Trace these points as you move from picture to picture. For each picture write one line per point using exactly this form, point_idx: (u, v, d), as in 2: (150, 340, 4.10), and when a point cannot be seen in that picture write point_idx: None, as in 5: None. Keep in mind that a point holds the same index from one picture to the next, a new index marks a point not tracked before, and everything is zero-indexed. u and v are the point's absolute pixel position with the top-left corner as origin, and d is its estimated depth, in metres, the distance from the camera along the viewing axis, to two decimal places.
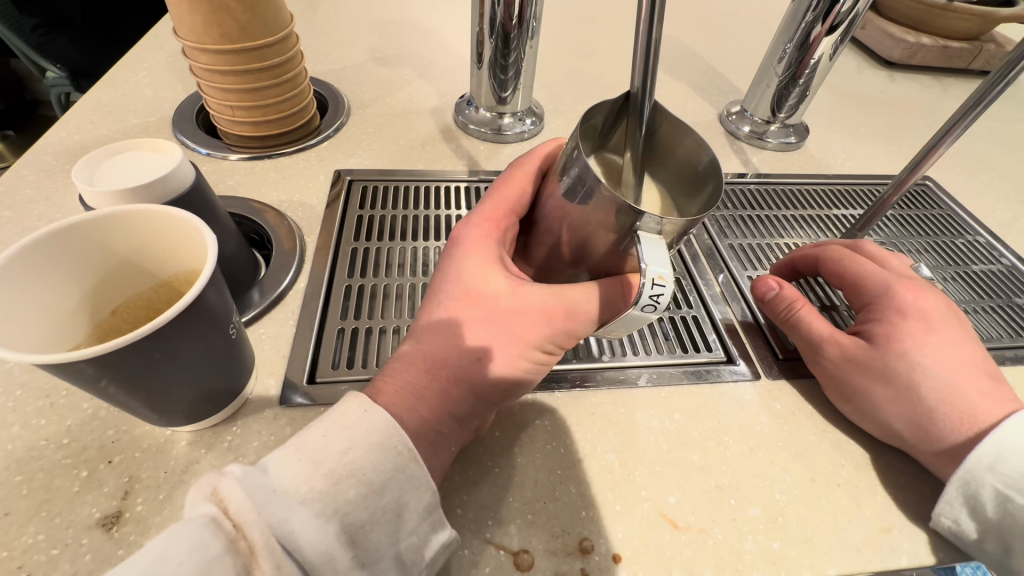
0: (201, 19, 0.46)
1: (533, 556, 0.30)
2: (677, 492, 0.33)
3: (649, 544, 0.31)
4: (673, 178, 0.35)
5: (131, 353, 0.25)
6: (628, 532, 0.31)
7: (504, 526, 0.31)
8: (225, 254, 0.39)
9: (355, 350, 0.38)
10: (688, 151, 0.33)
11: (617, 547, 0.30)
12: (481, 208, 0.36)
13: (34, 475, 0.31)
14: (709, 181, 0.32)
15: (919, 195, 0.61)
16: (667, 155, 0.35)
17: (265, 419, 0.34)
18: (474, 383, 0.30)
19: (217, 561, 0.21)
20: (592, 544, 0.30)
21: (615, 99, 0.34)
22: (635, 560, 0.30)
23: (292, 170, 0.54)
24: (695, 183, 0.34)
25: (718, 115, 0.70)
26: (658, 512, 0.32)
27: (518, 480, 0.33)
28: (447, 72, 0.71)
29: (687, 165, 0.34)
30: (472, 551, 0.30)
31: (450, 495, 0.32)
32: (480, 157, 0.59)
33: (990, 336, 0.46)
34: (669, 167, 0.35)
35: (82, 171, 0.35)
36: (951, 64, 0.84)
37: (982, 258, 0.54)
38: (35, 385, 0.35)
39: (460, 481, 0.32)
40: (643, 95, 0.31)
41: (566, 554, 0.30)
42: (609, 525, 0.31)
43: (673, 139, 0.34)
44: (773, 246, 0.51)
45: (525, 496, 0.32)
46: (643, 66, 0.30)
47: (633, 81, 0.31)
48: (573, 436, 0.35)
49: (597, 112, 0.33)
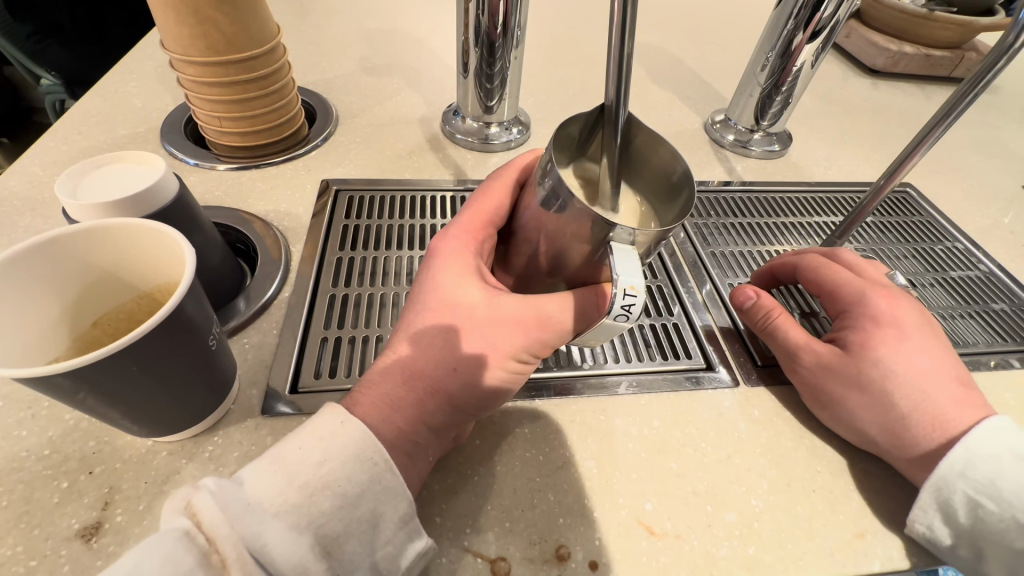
0: (187, 32, 0.46)
1: (510, 564, 0.30)
2: (654, 499, 0.34)
3: (625, 551, 0.31)
4: (650, 187, 0.36)
5: (107, 366, 0.25)
6: (605, 539, 0.31)
7: (482, 534, 0.31)
8: (210, 264, 0.39)
9: (338, 359, 0.39)
10: (662, 162, 0.34)
11: (594, 554, 0.31)
12: (459, 219, 0.36)
13: (13, 487, 0.31)
14: (682, 191, 0.33)
15: (900, 202, 0.62)
16: (643, 165, 0.36)
17: (246, 429, 0.35)
18: (451, 393, 0.30)
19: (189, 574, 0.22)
20: (569, 551, 0.31)
21: (590, 112, 0.34)
22: (611, 566, 0.30)
23: (279, 179, 0.55)
24: (670, 193, 0.34)
25: (703, 123, 0.71)
26: (635, 519, 0.33)
27: (497, 488, 0.33)
28: (435, 81, 0.72)
29: (662, 176, 0.35)
30: (450, 559, 0.30)
31: (429, 503, 0.32)
32: (467, 166, 0.59)
33: (968, 341, 0.46)
34: (645, 177, 0.36)
35: (65, 184, 0.35)
36: (933, 72, 0.86)
37: (961, 264, 0.55)
38: (17, 397, 0.35)
39: (439, 489, 0.33)
40: (617, 107, 0.32)
41: (542, 561, 0.30)
42: (586, 531, 0.32)
43: (648, 150, 0.35)
44: (756, 254, 0.52)
45: (503, 504, 0.33)
46: (617, 79, 0.31)
47: (607, 94, 0.32)
48: (552, 444, 0.36)
49: (572, 124, 0.34)
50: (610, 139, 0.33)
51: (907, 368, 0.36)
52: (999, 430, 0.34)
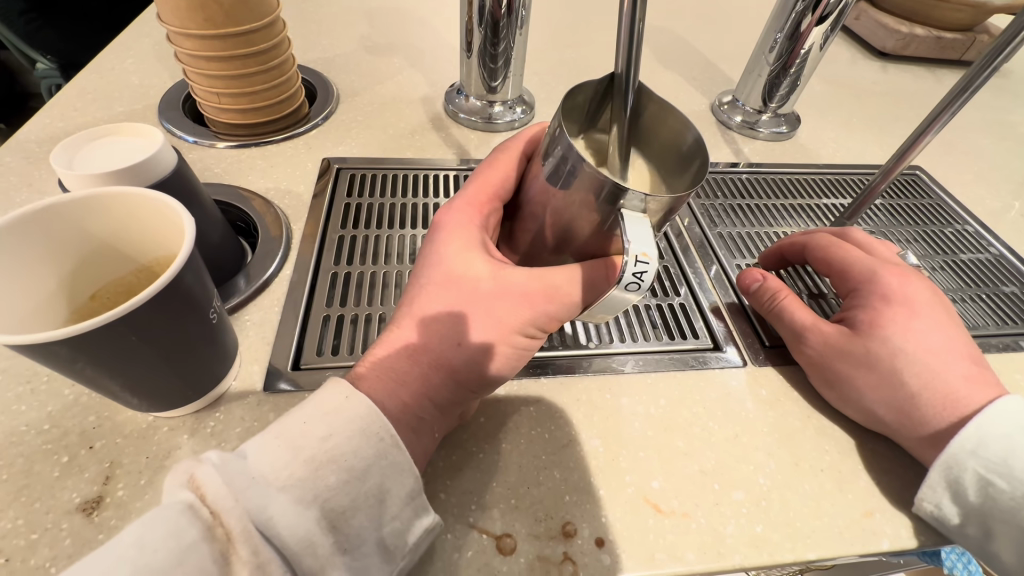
0: (184, 4, 0.45)
1: (516, 540, 0.30)
2: (661, 477, 0.33)
3: (632, 528, 0.31)
4: (659, 159, 0.35)
5: (104, 335, 0.24)
6: (611, 516, 0.31)
7: (488, 511, 0.31)
8: (210, 241, 0.38)
9: (341, 337, 0.38)
10: (673, 131, 0.33)
11: (600, 531, 0.30)
12: (463, 193, 0.36)
13: (12, 461, 0.30)
14: (694, 160, 0.32)
15: (909, 185, 0.61)
16: (652, 137, 0.35)
17: (248, 405, 0.34)
18: (456, 368, 0.30)
19: (193, 547, 0.21)
20: (575, 528, 0.30)
21: (600, 81, 0.33)
22: (617, 543, 0.30)
23: (280, 158, 0.54)
24: (681, 162, 0.34)
25: (710, 105, 0.70)
26: (641, 497, 0.32)
27: (503, 466, 0.33)
28: (438, 61, 0.70)
29: (673, 145, 0.34)
30: (455, 535, 0.30)
31: (433, 480, 0.32)
32: (470, 146, 0.58)
33: (977, 324, 0.46)
34: (654, 149, 0.35)
35: (61, 155, 0.34)
36: (944, 55, 0.84)
37: (970, 247, 0.54)
38: (15, 371, 0.34)
39: (444, 466, 0.32)
40: (627, 76, 0.31)
41: (548, 538, 0.30)
42: (592, 507, 0.31)
43: (657, 121, 0.34)
44: (763, 235, 0.51)
45: (509, 481, 0.32)
46: (627, 48, 0.30)
47: (617, 62, 0.31)
48: (558, 423, 0.35)
49: (581, 93, 0.33)
50: (620, 108, 0.32)
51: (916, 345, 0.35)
52: (1010, 408, 0.34)
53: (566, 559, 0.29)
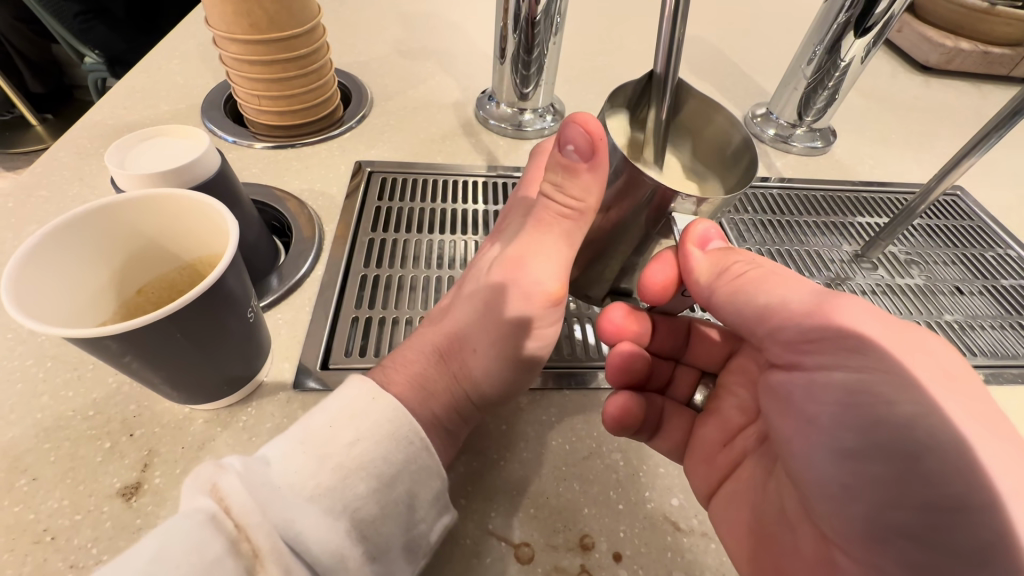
0: (230, 10, 0.47)
1: (534, 550, 0.30)
2: (681, 494, 0.33)
3: (651, 545, 0.31)
4: (703, 151, 0.37)
5: (152, 331, 0.26)
6: (630, 532, 0.31)
7: (507, 520, 0.31)
8: (247, 240, 0.40)
9: (368, 339, 0.39)
10: (718, 128, 0.36)
11: (618, 546, 0.30)
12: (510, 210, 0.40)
13: (60, 444, 0.32)
14: (740, 157, 0.34)
15: (949, 205, 0.59)
16: (695, 131, 0.37)
17: (278, 401, 0.35)
18: (503, 355, 0.33)
19: (219, 561, 0.22)
20: (593, 541, 0.31)
21: (639, 79, 0.35)
22: (635, 559, 0.30)
23: (315, 159, 0.55)
24: (726, 158, 0.36)
25: (743, 117, 0.69)
26: (660, 514, 0.32)
27: (522, 475, 0.33)
28: (470, 67, 0.71)
29: (717, 141, 0.36)
30: (474, 541, 0.30)
31: (455, 486, 0.32)
32: (500, 152, 0.59)
33: (1017, 353, 0.45)
34: (697, 143, 0.38)
35: (115, 154, 0.36)
36: (991, 70, 0.81)
37: (1012, 272, 0.52)
38: (64, 358, 0.36)
39: (465, 472, 0.33)
40: (666, 76, 0.33)
41: (567, 550, 0.30)
42: (606, 521, 0.31)
43: (705, 116, 0.36)
44: (794, 254, 0.51)
45: (527, 491, 0.32)
46: (667, 50, 0.32)
47: (655, 63, 0.33)
48: (579, 434, 0.35)
49: (620, 93, 0.35)
50: (659, 106, 0.34)
51: (856, 401, 0.28)
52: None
53: (583, 572, 0.29)
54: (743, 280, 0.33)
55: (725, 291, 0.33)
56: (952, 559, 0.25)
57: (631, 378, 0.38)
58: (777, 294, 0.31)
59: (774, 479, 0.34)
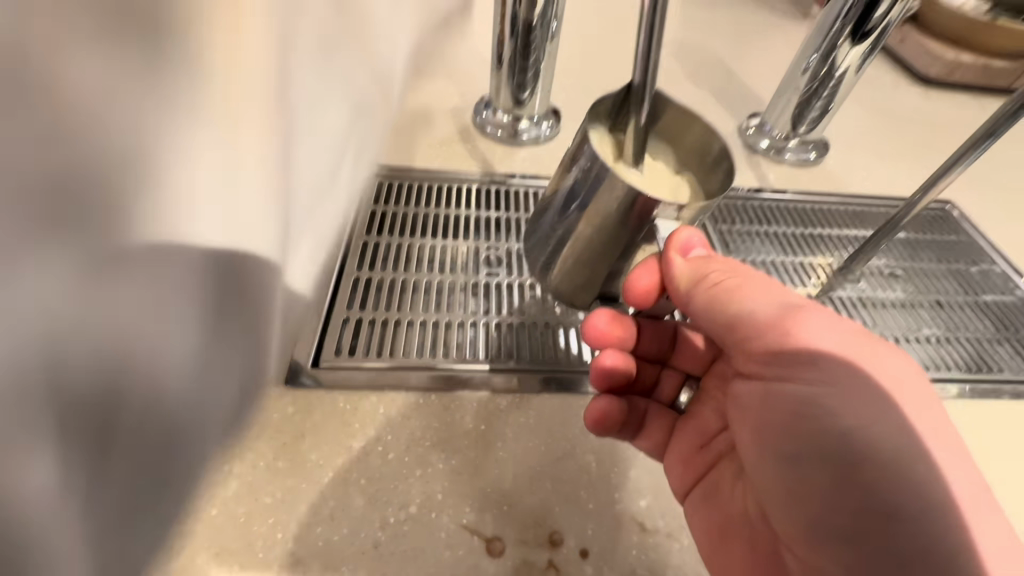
0: None
1: (504, 544, 0.32)
2: (649, 495, 0.35)
3: (616, 542, 0.32)
4: (686, 158, 0.38)
5: None
6: (597, 530, 0.33)
7: (481, 514, 0.33)
8: None
9: (358, 339, 0.40)
10: (698, 137, 0.37)
11: (585, 543, 0.32)
12: None
13: None
14: (721, 164, 0.36)
15: (938, 220, 0.60)
16: (677, 140, 0.39)
17: (272, 394, 0.37)
18: None
19: None
20: (561, 538, 0.32)
21: (619, 91, 0.36)
22: (600, 555, 0.32)
23: None
24: (708, 165, 0.37)
25: (737, 127, 0.70)
26: (627, 515, 0.34)
27: (498, 473, 0.35)
28: (471, 73, 0.73)
29: (698, 150, 0.38)
30: (449, 534, 0.32)
31: (433, 481, 0.34)
32: (495, 159, 0.60)
33: (991, 369, 0.46)
34: (681, 151, 0.39)
35: None
36: (992, 83, 0.81)
37: (995, 287, 0.53)
38: None
39: (443, 468, 0.35)
40: (643, 88, 0.34)
41: (535, 545, 0.32)
42: (576, 520, 0.33)
43: (685, 127, 0.38)
44: (778, 266, 0.52)
45: (502, 488, 0.34)
46: (644, 64, 0.33)
47: (634, 75, 0.34)
48: (554, 435, 0.37)
49: (600, 105, 0.36)
50: (638, 115, 0.35)
51: (810, 409, 0.31)
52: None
53: (549, 565, 0.31)
54: (721, 289, 0.33)
55: (703, 297, 0.34)
56: (891, 558, 0.29)
57: (613, 383, 0.38)
58: (747, 306, 0.33)
59: (739, 483, 0.36)
